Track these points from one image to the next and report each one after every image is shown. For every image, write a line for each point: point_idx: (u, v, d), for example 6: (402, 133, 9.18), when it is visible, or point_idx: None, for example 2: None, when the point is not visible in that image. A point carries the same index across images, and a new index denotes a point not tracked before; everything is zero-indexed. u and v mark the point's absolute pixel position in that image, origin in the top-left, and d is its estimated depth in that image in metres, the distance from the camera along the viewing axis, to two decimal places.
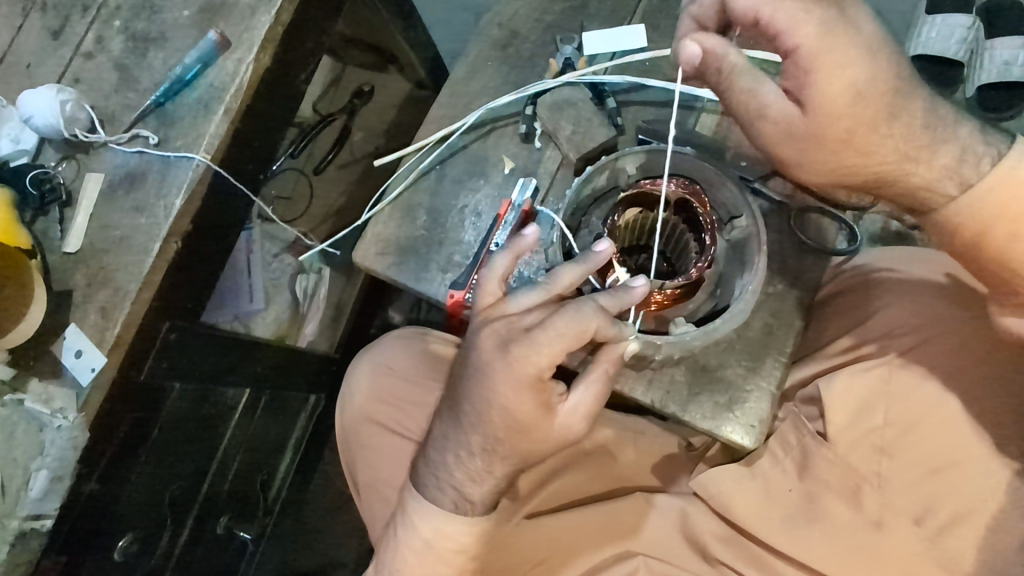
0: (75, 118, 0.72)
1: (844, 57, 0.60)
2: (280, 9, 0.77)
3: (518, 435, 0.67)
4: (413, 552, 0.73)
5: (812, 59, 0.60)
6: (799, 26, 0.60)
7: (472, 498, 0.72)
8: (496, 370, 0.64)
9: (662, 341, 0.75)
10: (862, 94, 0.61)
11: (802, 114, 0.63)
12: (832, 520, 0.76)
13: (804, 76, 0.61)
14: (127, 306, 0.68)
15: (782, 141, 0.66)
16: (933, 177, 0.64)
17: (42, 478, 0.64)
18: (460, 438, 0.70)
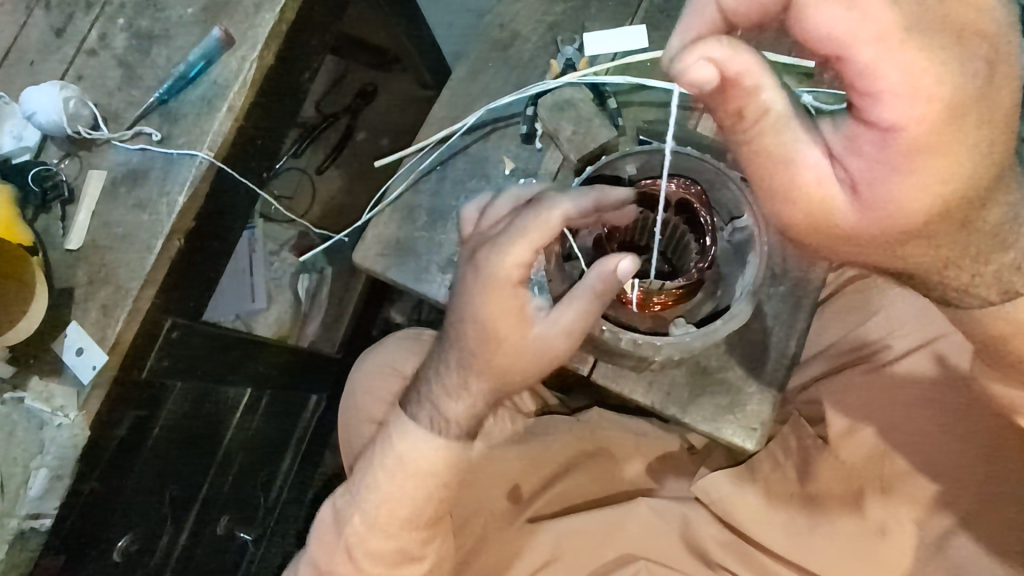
0: (78, 114, 0.72)
1: (956, 150, 0.44)
2: (284, 7, 0.76)
3: (491, 347, 0.65)
4: (382, 471, 0.72)
5: (911, 149, 0.44)
6: (903, 100, 0.42)
7: (449, 417, 0.69)
8: (468, 279, 0.64)
9: (662, 342, 0.73)
10: (946, 197, 0.46)
11: (852, 205, 0.49)
12: (836, 524, 0.75)
13: (875, 167, 0.46)
14: (128, 303, 0.67)
15: (821, 225, 0.51)
16: (970, 282, 0.54)
17: (42, 477, 0.64)
18: (440, 355, 0.70)
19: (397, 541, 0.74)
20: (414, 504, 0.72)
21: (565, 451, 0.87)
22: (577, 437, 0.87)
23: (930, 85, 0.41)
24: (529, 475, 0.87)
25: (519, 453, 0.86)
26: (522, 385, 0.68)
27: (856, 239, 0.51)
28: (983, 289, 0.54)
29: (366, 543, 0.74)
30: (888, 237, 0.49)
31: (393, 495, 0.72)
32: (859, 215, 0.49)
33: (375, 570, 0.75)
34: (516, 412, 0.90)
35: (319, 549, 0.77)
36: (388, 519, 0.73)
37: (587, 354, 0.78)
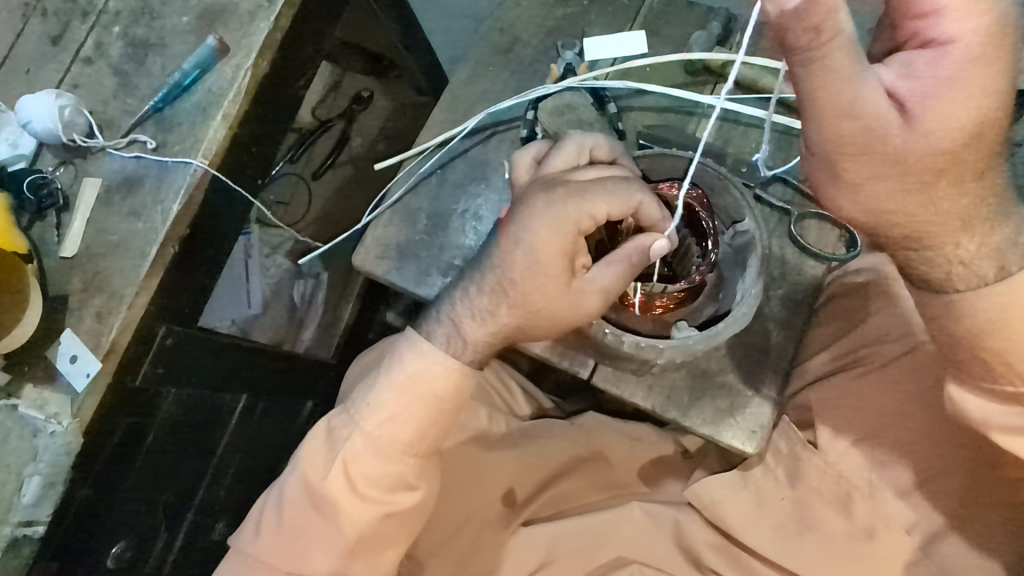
0: (73, 123, 0.72)
1: (994, 78, 0.52)
2: (279, 15, 0.77)
3: (537, 283, 0.64)
4: (392, 389, 0.68)
5: (965, 61, 0.52)
6: (962, 15, 0.51)
7: (466, 339, 0.67)
8: (535, 206, 0.63)
9: (666, 345, 0.72)
10: (982, 126, 0.53)
11: (903, 123, 0.53)
12: (823, 529, 0.76)
13: (933, 84, 0.53)
14: (123, 310, 0.68)
15: (869, 149, 0.55)
16: (973, 254, 0.59)
17: (35, 483, 0.65)
18: (471, 277, 0.68)
19: (394, 465, 0.69)
20: (419, 427, 0.69)
21: (562, 454, 0.87)
22: (572, 440, 0.88)
23: (986, 2, 0.51)
24: (522, 479, 0.86)
25: (516, 456, 0.86)
26: (536, 330, 0.67)
27: (898, 164, 0.55)
28: (978, 262, 0.59)
29: (360, 464, 0.69)
30: (929, 165, 0.55)
31: (401, 414, 0.68)
32: (909, 137, 0.54)
33: (366, 495, 0.69)
34: (512, 415, 0.92)
35: (308, 469, 0.70)
36: (390, 441, 0.69)
37: (588, 358, 0.78)
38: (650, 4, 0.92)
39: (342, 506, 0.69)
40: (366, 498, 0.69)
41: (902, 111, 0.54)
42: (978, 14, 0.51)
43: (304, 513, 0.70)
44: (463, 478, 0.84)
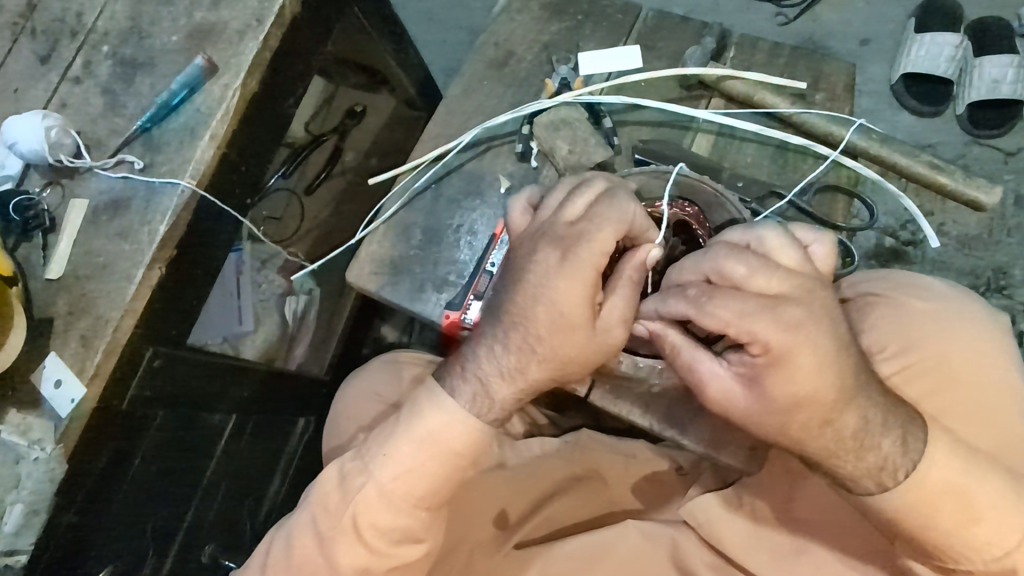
0: (60, 143, 0.71)
1: (815, 364, 0.54)
2: (268, 35, 0.77)
3: (563, 336, 0.60)
4: (410, 441, 0.66)
5: (767, 362, 0.55)
6: (756, 326, 0.54)
7: (494, 397, 0.64)
8: (551, 260, 0.60)
9: (663, 364, 0.73)
10: (820, 394, 0.54)
11: (744, 396, 0.57)
12: (817, 554, 0.73)
13: (755, 374, 0.56)
14: (108, 333, 0.67)
15: (727, 410, 0.59)
16: (859, 474, 0.58)
17: (17, 513, 0.63)
18: (494, 331, 0.63)
19: (404, 519, 0.68)
20: (433, 484, 0.67)
21: (558, 473, 0.87)
22: (566, 459, 0.88)
23: (790, 320, 0.54)
24: (516, 500, 0.85)
25: (509, 477, 0.86)
26: (570, 374, 0.64)
27: (755, 421, 0.58)
28: (866, 479, 0.58)
29: (373, 514, 0.67)
30: (774, 422, 0.57)
31: (417, 469, 0.66)
32: (749, 401, 0.57)
33: (373, 544, 0.68)
34: (507, 437, 0.89)
35: (320, 513, 0.68)
36: (403, 495, 0.67)
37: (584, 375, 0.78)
38: (643, 19, 0.92)
39: (349, 555, 0.68)
40: (373, 549, 0.68)
41: (743, 388, 0.57)
42: (787, 328, 0.53)
43: (310, 555, 0.69)
44: (463, 499, 0.84)
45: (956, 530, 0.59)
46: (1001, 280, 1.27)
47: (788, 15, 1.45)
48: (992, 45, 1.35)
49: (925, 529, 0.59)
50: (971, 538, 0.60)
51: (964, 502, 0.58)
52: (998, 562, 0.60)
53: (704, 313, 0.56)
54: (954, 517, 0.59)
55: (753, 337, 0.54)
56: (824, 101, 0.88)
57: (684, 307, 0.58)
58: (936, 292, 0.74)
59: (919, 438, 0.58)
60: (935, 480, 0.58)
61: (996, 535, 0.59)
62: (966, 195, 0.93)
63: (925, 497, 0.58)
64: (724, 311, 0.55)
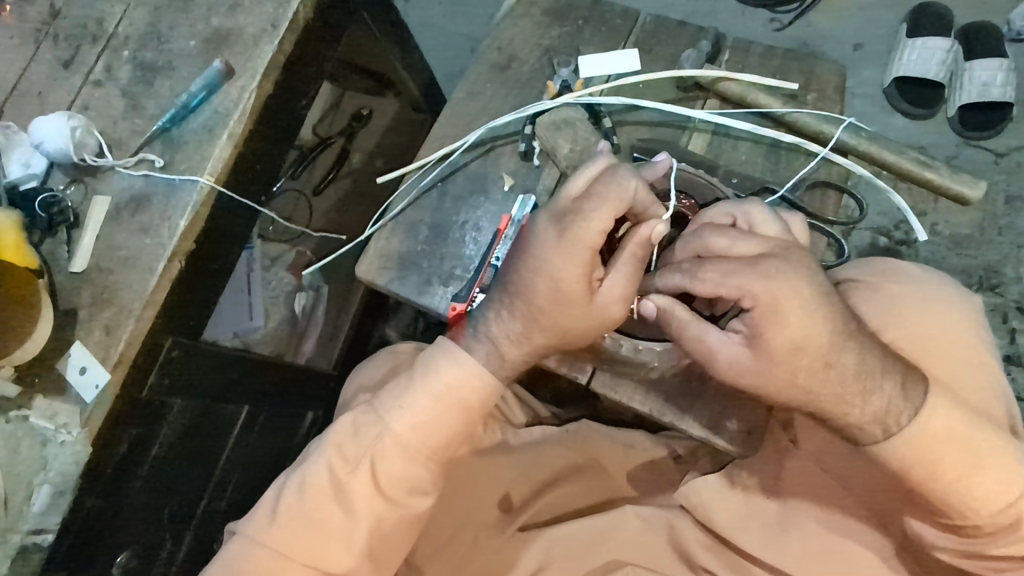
0: (84, 142, 0.75)
1: (803, 313, 0.58)
2: (282, 39, 0.81)
3: (561, 306, 0.66)
4: (429, 394, 0.69)
5: (760, 314, 0.59)
6: (745, 279, 0.59)
7: (504, 356, 0.70)
8: (551, 235, 0.64)
9: (660, 347, 0.77)
10: (821, 344, 0.59)
11: (752, 354, 0.61)
12: (808, 532, 0.76)
13: (755, 330, 0.60)
14: (131, 323, 0.70)
15: (739, 373, 0.62)
16: (866, 420, 0.62)
17: (44, 493, 0.66)
18: (504, 298, 0.69)
19: (418, 470, 0.70)
20: (449, 434, 0.70)
21: (560, 460, 0.89)
22: (568, 447, 0.90)
23: (775, 271, 0.59)
24: (518, 485, 0.87)
25: (512, 462, 0.88)
26: (574, 338, 0.69)
27: (763, 377, 0.61)
28: (870, 426, 0.62)
29: (391, 465, 0.69)
30: (782, 375, 0.60)
31: (435, 421, 0.69)
32: (754, 359, 0.61)
33: (388, 493, 0.69)
34: (508, 424, 0.94)
35: (336, 462, 0.69)
36: (419, 446, 0.69)
37: (586, 363, 0.80)
38: (641, 23, 0.96)
39: (365, 503, 0.69)
40: (389, 498, 0.70)
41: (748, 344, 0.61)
42: (769, 277, 0.58)
43: (327, 506, 0.69)
44: (463, 487, 0.86)
45: (954, 489, 0.63)
46: (993, 278, 1.30)
47: (782, 21, 1.50)
48: (980, 50, 1.38)
49: (931, 481, 0.63)
50: (976, 490, 0.63)
51: (965, 450, 0.62)
52: (1004, 513, 0.64)
53: (697, 280, 0.61)
54: (956, 468, 0.62)
55: (742, 291, 0.59)
56: (815, 101, 0.92)
57: (677, 277, 0.63)
58: (914, 272, 0.78)
59: (917, 402, 0.62)
60: (937, 429, 0.61)
61: (995, 487, 0.63)
62: (954, 189, 0.96)
63: (924, 452, 0.62)
64: (714, 272, 0.60)
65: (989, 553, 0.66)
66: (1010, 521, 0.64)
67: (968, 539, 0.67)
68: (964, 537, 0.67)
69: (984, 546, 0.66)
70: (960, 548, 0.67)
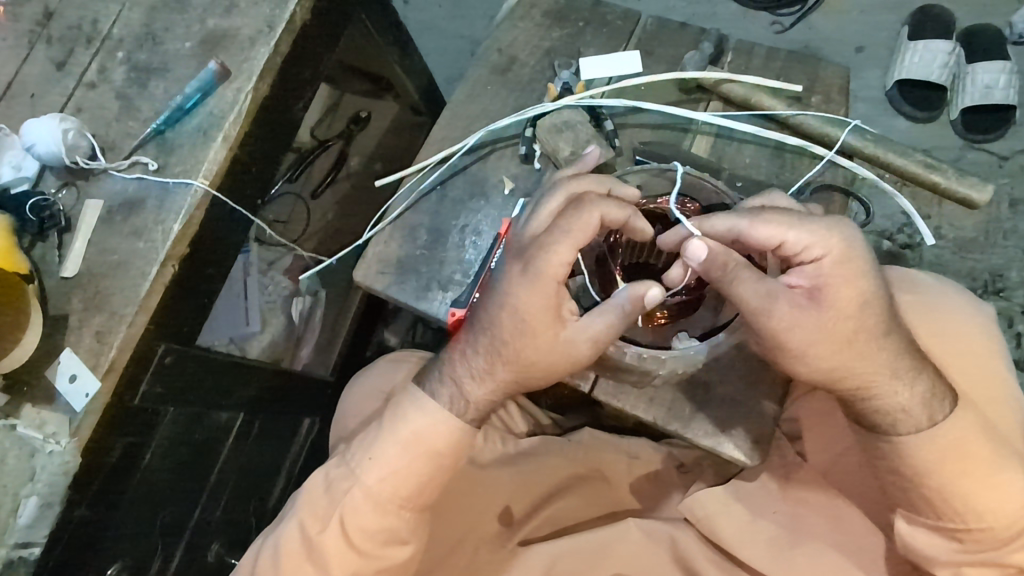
0: (77, 145, 0.73)
1: (861, 276, 0.60)
2: (279, 40, 0.79)
3: (525, 340, 0.63)
4: (395, 442, 0.67)
5: (829, 274, 0.60)
6: (818, 241, 0.59)
7: (468, 397, 0.67)
8: (513, 273, 0.63)
9: (666, 355, 0.73)
10: (866, 305, 0.61)
11: (815, 310, 0.60)
12: (816, 545, 0.74)
13: (817, 287, 0.60)
14: (122, 330, 0.68)
15: (792, 332, 0.60)
16: (908, 403, 0.63)
17: (32, 504, 0.64)
18: (467, 337, 0.67)
19: (390, 521, 0.69)
20: (419, 482, 0.68)
21: (561, 472, 0.88)
22: (570, 458, 0.89)
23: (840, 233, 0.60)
24: (519, 498, 0.86)
25: (512, 475, 0.86)
26: (535, 379, 0.67)
27: (823, 337, 0.60)
28: (917, 409, 0.63)
29: (359, 518, 0.68)
30: (838, 338, 0.60)
31: (401, 470, 0.68)
32: (814, 318, 0.60)
33: (361, 548, 0.69)
34: (508, 433, 0.92)
35: (306, 519, 0.69)
36: (388, 496, 0.68)
37: (589, 371, 0.79)
38: (643, 25, 0.95)
39: (338, 560, 0.68)
40: (361, 552, 0.69)
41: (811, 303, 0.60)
42: (838, 236, 0.60)
43: (299, 565, 0.68)
44: (462, 502, 0.84)
45: (976, 490, 0.63)
46: (998, 282, 1.29)
47: (784, 24, 1.49)
48: (983, 52, 1.37)
49: (961, 480, 0.63)
50: (1001, 491, 0.63)
51: (986, 452, 0.63)
52: (1019, 517, 0.64)
53: (759, 225, 0.59)
54: (984, 464, 0.63)
55: (805, 246, 0.59)
56: (820, 103, 0.91)
57: (736, 220, 0.60)
58: (930, 284, 0.76)
59: (945, 406, 0.64)
60: (964, 428, 0.63)
61: (1015, 493, 0.63)
62: (960, 194, 0.95)
63: (958, 449, 0.63)
64: (782, 219, 0.59)
65: (1000, 562, 0.64)
66: (1022, 525, 0.64)
67: (969, 548, 0.66)
68: (962, 546, 0.66)
69: (993, 556, 0.65)
70: (964, 558, 0.65)
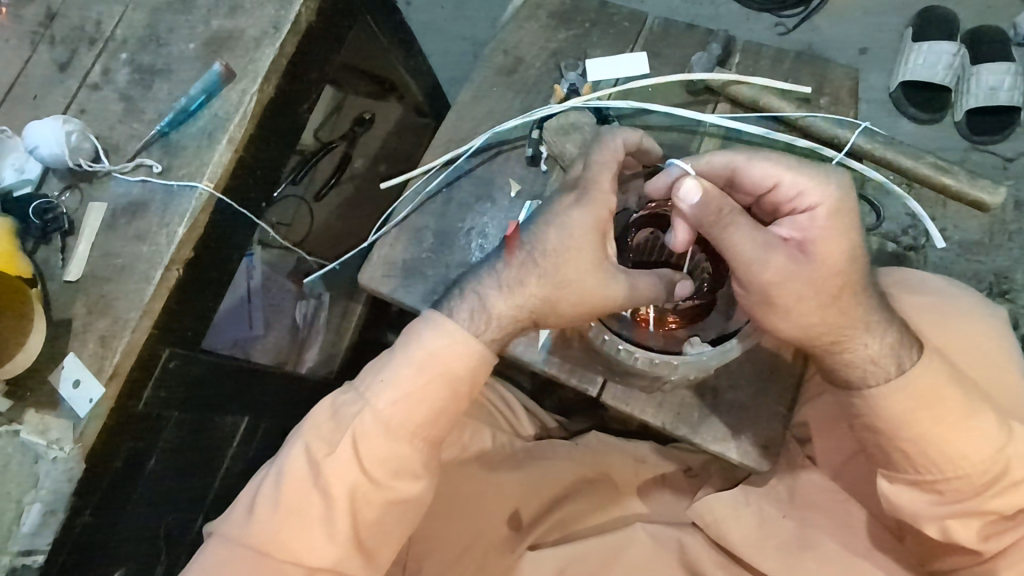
0: (80, 147, 0.73)
1: (852, 227, 0.60)
2: (284, 41, 0.79)
3: (567, 256, 0.63)
4: (410, 363, 0.63)
5: (825, 221, 0.59)
6: (814, 189, 0.60)
7: (492, 311, 0.64)
8: (567, 202, 0.65)
9: (678, 360, 0.72)
10: (855, 262, 0.59)
11: (805, 260, 0.59)
12: (826, 549, 0.74)
13: (809, 236, 0.59)
14: (126, 334, 0.68)
15: (785, 283, 0.59)
16: (879, 352, 0.62)
17: (35, 511, 0.64)
18: (506, 253, 0.65)
19: (402, 450, 0.64)
20: (435, 409, 0.64)
21: (569, 475, 0.87)
22: (578, 461, 0.88)
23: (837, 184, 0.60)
24: (527, 501, 0.85)
25: (521, 477, 0.85)
26: (566, 307, 0.64)
27: (812, 291, 0.59)
28: (885, 360, 0.62)
29: (370, 444, 0.63)
30: (823, 289, 0.59)
31: (417, 393, 0.63)
32: (804, 269, 0.58)
33: (371, 477, 0.63)
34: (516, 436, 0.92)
35: (312, 441, 0.64)
36: (402, 422, 0.63)
37: (596, 374, 0.78)
38: (650, 26, 0.94)
39: (344, 487, 0.62)
40: (371, 482, 0.63)
41: (800, 254, 0.59)
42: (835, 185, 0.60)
43: (304, 494, 0.63)
44: (469, 506, 0.83)
45: (946, 437, 0.62)
46: (1003, 284, 1.28)
47: (787, 25, 1.48)
48: (988, 54, 1.37)
49: (931, 428, 0.62)
50: (974, 435, 0.62)
51: (957, 399, 0.62)
52: (995, 461, 0.62)
53: (754, 164, 0.63)
54: (957, 409, 0.62)
55: (799, 192, 0.60)
56: (829, 104, 0.90)
57: (733, 157, 0.64)
58: (933, 285, 0.77)
59: (912, 354, 0.62)
60: (933, 375, 0.62)
61: (986, 434, 0.62)
62: (971, 196, 0.93)
63: (924, 397, 0.61)
64: (779, 161, 0.62)
65: (979, 510, 0.63)
66: (1000, 468, 0.62)
67: (949, 500, 0.64)
68: (941, 497, 0.65)
69: (974, 504, 0.63)
70: (945, 510, 0.64)
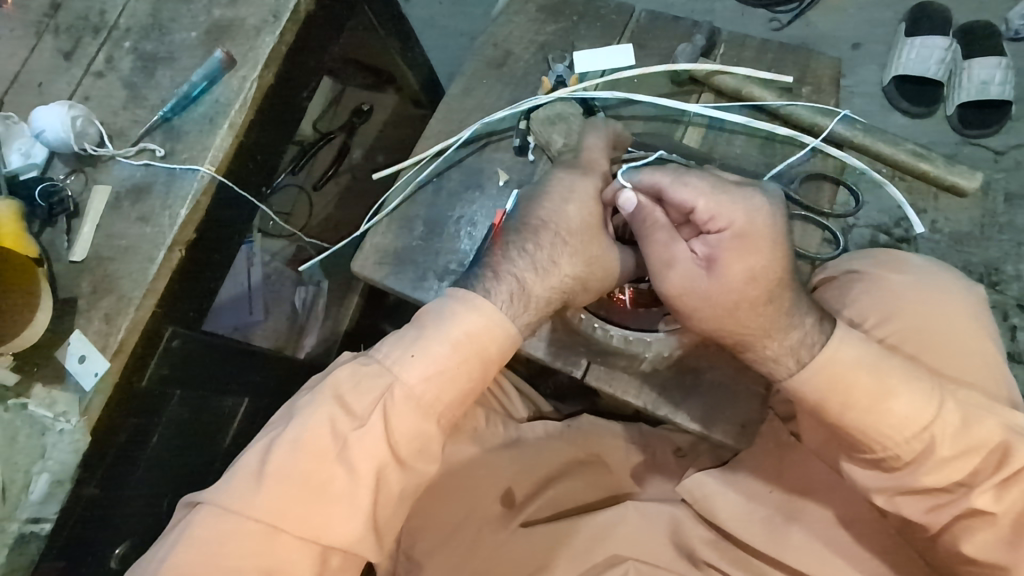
0: (85, 132, 0.75)
1: (768, 241, 0.61)
2: (283, 30, 0.81)
3: (585, 233, 0.69)
4: (445, 342, 0.63)
5: (733, 243, 0.62)
6: (724, 212, 0.61)
7: (530, 293, 0.66)
8: (574, 176, 0.72)
9: (652, 337, 0.76)
10: (755, 279, 0.62)
11: (706, 277, 0.63)
12: (812, 524, 0.75)
13: (716, 257, 0.62)
14: (131, 311, 0.70)
15: (683, 296, 0.64)
16: (781, 352, 0.63)
17: (43, 481, 0.67)
18: (529, 235, 0.68)
19: (429, 428, 0.63)
20: (463, 389, 0.64)
21: (560, 456, 0.89)
22: (570, 442, 0.90)
23: (750, 210, 0.62)
24: (522, 480, 0.86)
25: (516, 459, 0.87)
26: (593, 282, 0.70)
27: (710, 303, 0.63)
28: (785, 358, 0.63)
29: (399, 419, 0.62)
30: (725, 301, 0.63)
31: (450, 373, 0.63)
32: (707, 285, 0.63)
33: (397, 455, 0.62)
34: (510, 418, 0.94)
35: (338, 415, 0.62)
36: (433, 400, 0.63)
37: (581, 357, 0.80)
38: (637, 19, 0.96)
39: (368, 461, 0.61)
40: (399, 460, 0.63)
41: (706, 270, 0.63)
42: (748, 210, 0.62)
43: (325, 466, 0.61)
44: (463, 488, 0.85)
45: (873, 418, 0.62)
46: (993, 275, 1.30)
47: (782, 21, 1.50)
48: (978, 49, 1.39)
49: (844, 414, 0.63)
50: (890, 416, 0.62)
51: (875, 380, 0.62)
52: (917, 438, 0.62)
53: (680, 184, 0.63)
54: (867, 396, 0.62)
55: (712, 215, 0.62)
56: (812, 94, 0.92)
57: (659, 177, 0.65)
58: (916, 266, 0.78)
59: (823, 340, 0.63)
60: (844, 358, 0.62)
61: (903, 415, 0.62)
62: (949, 180, 0.98)
63: (832, 382, 0.62)
64: (699, 184, 0.63)
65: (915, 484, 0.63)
66: (921, 445, 0.62)
67: (893, 474, 0.65)
68: (885, 473, 0.65)
69: (909, 479, 0.63)
70: (890, 485, 0.65)
